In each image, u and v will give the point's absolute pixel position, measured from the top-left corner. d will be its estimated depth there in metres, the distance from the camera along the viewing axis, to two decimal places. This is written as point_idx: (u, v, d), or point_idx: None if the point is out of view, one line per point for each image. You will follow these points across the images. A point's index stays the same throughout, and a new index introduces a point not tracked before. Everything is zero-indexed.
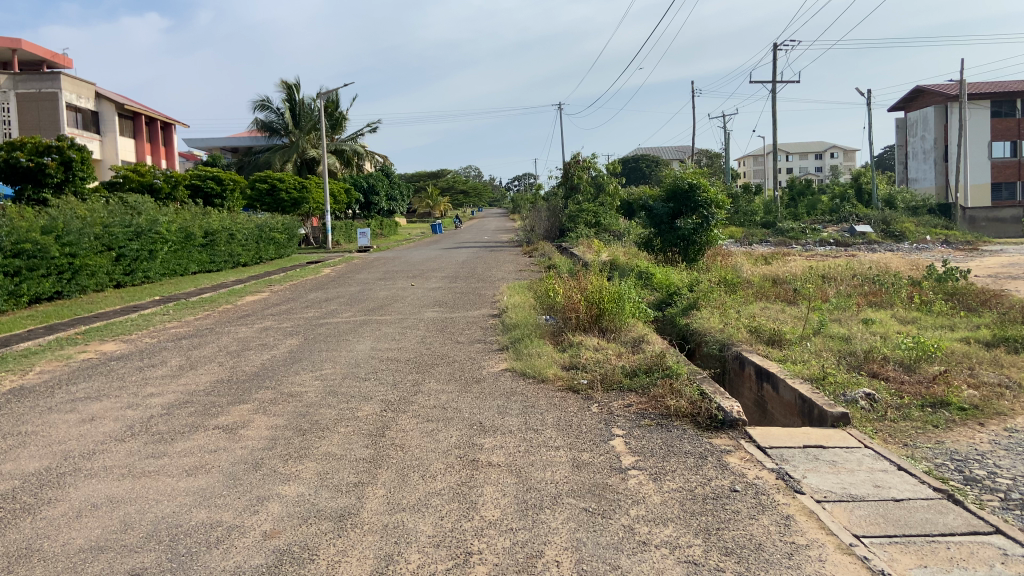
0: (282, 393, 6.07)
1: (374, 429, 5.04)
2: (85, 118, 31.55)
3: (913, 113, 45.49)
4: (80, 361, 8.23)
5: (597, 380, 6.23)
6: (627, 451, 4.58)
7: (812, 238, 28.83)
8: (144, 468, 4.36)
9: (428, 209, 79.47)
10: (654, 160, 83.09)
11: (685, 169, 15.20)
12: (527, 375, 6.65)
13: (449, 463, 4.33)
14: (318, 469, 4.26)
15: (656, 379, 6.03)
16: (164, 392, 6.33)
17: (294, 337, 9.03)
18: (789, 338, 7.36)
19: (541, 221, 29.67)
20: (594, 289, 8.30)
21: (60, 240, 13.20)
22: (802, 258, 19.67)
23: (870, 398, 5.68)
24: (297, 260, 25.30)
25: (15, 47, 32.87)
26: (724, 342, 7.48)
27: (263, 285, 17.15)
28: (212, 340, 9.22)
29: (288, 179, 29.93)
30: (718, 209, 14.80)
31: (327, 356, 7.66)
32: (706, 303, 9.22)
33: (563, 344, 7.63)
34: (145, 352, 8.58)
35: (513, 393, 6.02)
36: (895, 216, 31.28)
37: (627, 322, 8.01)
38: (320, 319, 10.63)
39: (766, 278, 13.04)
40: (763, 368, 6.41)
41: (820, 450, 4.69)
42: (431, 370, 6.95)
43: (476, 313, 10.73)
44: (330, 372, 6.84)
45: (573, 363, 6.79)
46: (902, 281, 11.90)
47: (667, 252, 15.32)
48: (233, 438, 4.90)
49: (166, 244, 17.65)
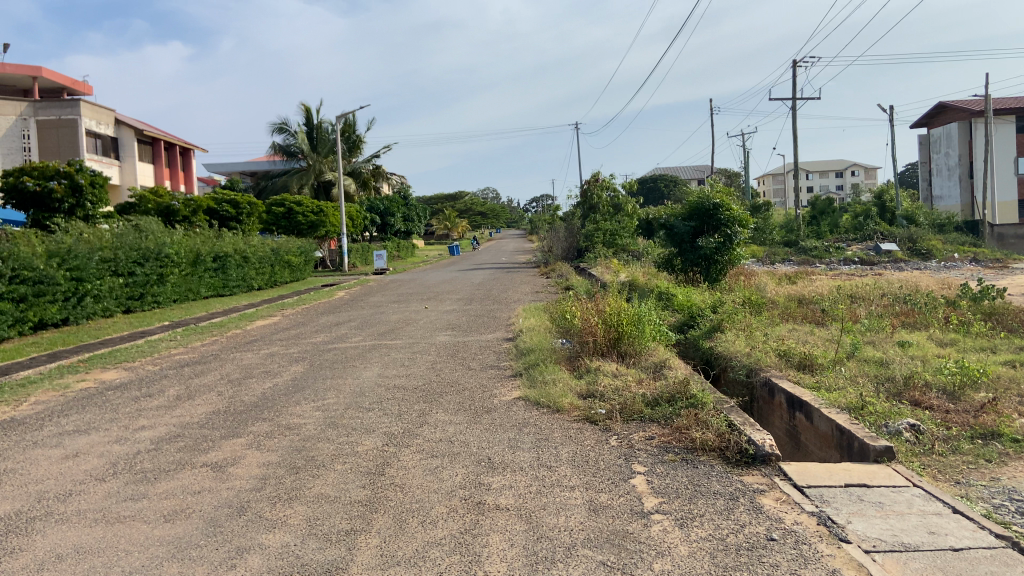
0: (280, 426, 5.69)
1: (374, 466, 4.65)
2: (105, 144, 31.69)
3: (936, 129, 44.88)
4: (76, 391, 7.89)
5: (616, 411, 5.80)
6: (649, 492, 4.14)
7: (836, 257, 28.27)
8: (120, 513, 3.99)
9: (446, 231, 79.50)
10: (672, 179, 82.84)
11: (709, 187, 14.79)
12: (540, 404, 6.21)
13: (452, 506, 3.92)
14: (308, 513, 3.87)
15: (679, 409, 5.59)
16: (156, 426, 5.97)
17: (298, 364, 8.68)
18: (821, 363, 6.89)
19: (558, 241, 29.49)
20: (612, 311, 7.88)
21: (65, 265, 12.98)
22: (827, 277, 19.20)
23: (915, 429, 5.20)
24: (313, 283, 25.10)
25: (35, 75, 33.21)
26: (751, 367, 7.01)
27: (276, 309, 16.87)
28: (215, 367, 8.88)
29: (305, 203, 29.79)
30: (742, 227, 14.33)
31: (332, 384, 7.28)
32: (730, 325, 8.75)
33: (580, 369, 7.20)
34: (143, 381, 8.22)
35: (526, 424, 5.60)
36: (922, 233, 30.58)
37: (646, 345, 7.56)
38: (328, 344, 10.29)
39: (792, 298, 12.60)
40: (795, 397, 5.95)
41: (864, 490, 4.23)
42: (439, 398, 6.55)
43: (489, 337, 10.35)
44: (332, 402, 6.44)
45: (590, 392, 6.35)
46: (936, 300, 11.35)
47: (688, 272, 14.92)
48: (220, 477, 4.51)
49: (177, 267, 17.48)
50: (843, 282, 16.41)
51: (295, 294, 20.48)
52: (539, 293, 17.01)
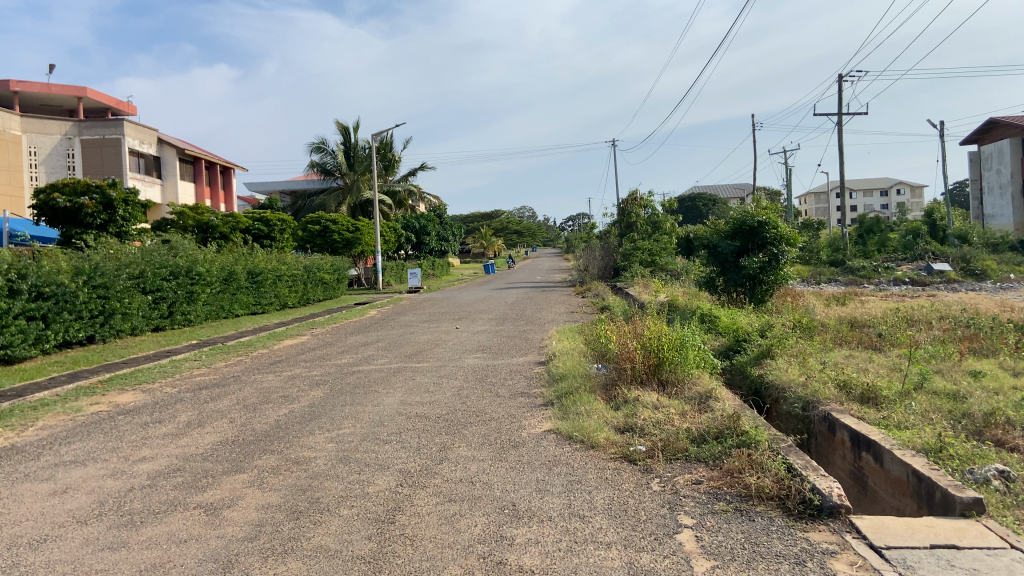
0: (288, 460, 5.20)
1: (384, 512, 4.11)
2: (147, 163, 31.97)
3: (987, 146, 43.49)
4: (86, 416, 7.50)
5: (657, 449, 5.22)
6: (699, 552, 3.55)
7: (885, 277, 27.24)
8: (92, 566, 3.51)
9: (482, 249, 79.30)
10: (710, 198, 81.70)
11: (753, 205, 14.17)
12: (572, 438, 5.64)
13: (470, 567, 3.37)
14: (302, 572, 3.36)
15: (729, 448, 4.98)
16: (157, 457, 5.52)
17: (319, 388, 8.21)
18: (886, 396, 6.22)
19: (595, 261, 28.89)
20: (652, 335, 7.30)
21: (92, 283, 12.75)
22: (878, 298, 18.35)
23: (1005, 476, 4.52)
24: (346, 301, 24.84)
25: (80, 94, 33.71)
26: (808, 400, 6.36)
27: (306, 327, 16.53)
28: (233, 390, 8.46)
29: (340, 221, 29.59)
30: (789, 247, 13.63)
31: (351, 412, 6.79)
32: (781, 351, 8.11)
33: (617, 399, 6.61)
34: (157, 405, 7.80)
35: (557, 462, 5.03)
36: (976, 253, 29.39)
37: (690, 373, 6.95)
38: (353, 366, 9.82)
39: (844, 321, 11.87)
40: (862, 436, 5.35)
41: (953, 553, 3.58)
42: (464, 430, 6.00)
43: (521, 360, 9.80)
44: (348, 433, 5.93)
45: (629, 426, 5.77)
46: (1004, 325, 10.54)
47: (733, 293, 14.26)
48: (211, 522, 4.02)
49: (208, 285, 17.23)
50: (898, 304, 15.58)
51: (327, 312, 20.19)
52: (574, 313, 16.45)
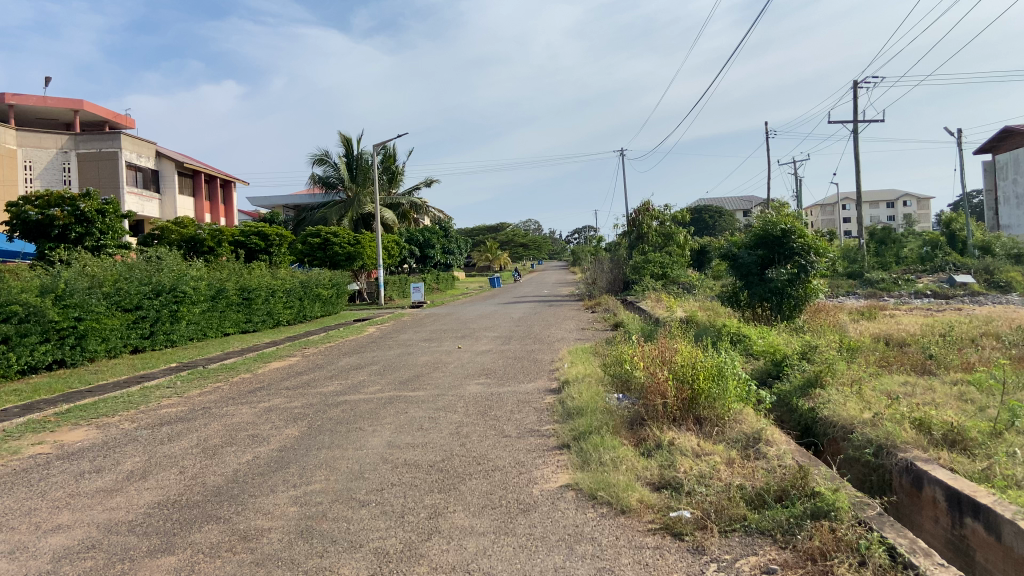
0: (236, 534, 4.06)
1: None
2: (145, 177, 31.03)
3: (1004, 154, 42.26)
4: (21, 461, 6.36)
5: (707, 516, 4.07)
6: None
7: (907, 289, 26.06)
8: None
9: (488, 262, 78.34)
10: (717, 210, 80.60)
11: (777, 212, 13.06)
12: (596, 499, 4.51)
13: None
14: None
15: (803, 517, 3.85)
16: (76, 526, 4.39)
17: (296, 425, 7.09)
18: (976, 439, 5.07)
19: (603, 274, 27.73)
20: (685, 363, 6.16)
21: (61, 303, 11.65)
22: (907, 313, 17.19)
23: None
24: (345, 317, 23.72)
25: (75, 107, 32.80)
26: (880, 445, 5.22)
27: (297, 348, 15.42)
28: (198, 426, 7.35)
29: (341, 234, 28.55)
30: (819, 257, 12.46)
31: (328, 458, 5.69)
32: (832, 378, 6.97)
33: (648, 443, 5.45)
34: (105, 447, 6.66)
35: (580, 537, 3.90)
36: (1000, 264, 28.19)
37: (731, 408, 5.81)
38: (340, 396, 8.67)
39: (882, 340, 10.72)
40: (968, 497, 4.18)
41: None
42: (462, 485, 4.87)
43: (528, 387, 8.66)
44: (322, 490, 4.82)
45: (665, 482, 4.63)
46: None
47: (758, 308, 13.09)
48: None
49: (194, 303, 16.15)
50: (932, 319, 14.43)
51: (321, 330, 19.06)
52: (585, 330, 15.37)
